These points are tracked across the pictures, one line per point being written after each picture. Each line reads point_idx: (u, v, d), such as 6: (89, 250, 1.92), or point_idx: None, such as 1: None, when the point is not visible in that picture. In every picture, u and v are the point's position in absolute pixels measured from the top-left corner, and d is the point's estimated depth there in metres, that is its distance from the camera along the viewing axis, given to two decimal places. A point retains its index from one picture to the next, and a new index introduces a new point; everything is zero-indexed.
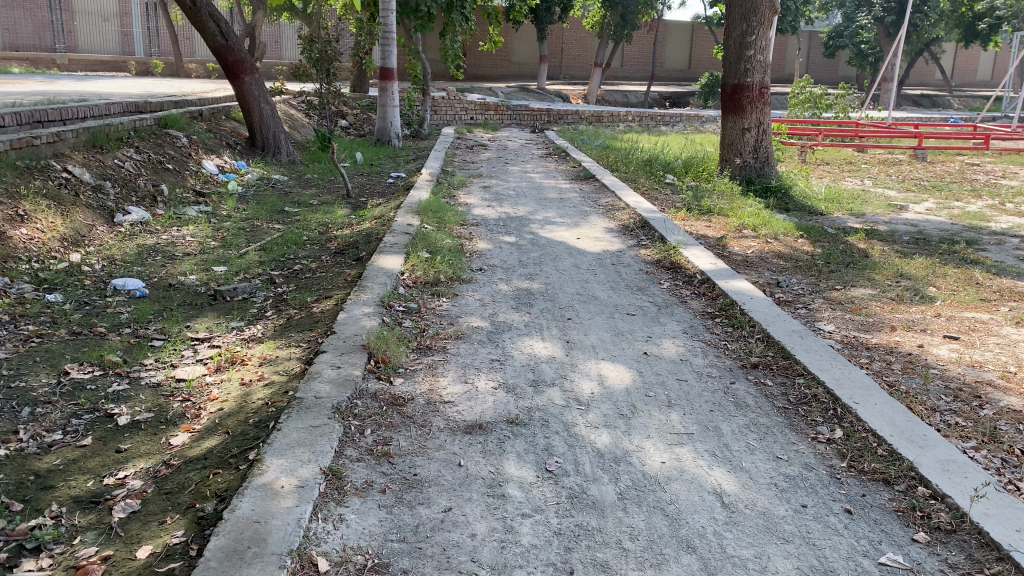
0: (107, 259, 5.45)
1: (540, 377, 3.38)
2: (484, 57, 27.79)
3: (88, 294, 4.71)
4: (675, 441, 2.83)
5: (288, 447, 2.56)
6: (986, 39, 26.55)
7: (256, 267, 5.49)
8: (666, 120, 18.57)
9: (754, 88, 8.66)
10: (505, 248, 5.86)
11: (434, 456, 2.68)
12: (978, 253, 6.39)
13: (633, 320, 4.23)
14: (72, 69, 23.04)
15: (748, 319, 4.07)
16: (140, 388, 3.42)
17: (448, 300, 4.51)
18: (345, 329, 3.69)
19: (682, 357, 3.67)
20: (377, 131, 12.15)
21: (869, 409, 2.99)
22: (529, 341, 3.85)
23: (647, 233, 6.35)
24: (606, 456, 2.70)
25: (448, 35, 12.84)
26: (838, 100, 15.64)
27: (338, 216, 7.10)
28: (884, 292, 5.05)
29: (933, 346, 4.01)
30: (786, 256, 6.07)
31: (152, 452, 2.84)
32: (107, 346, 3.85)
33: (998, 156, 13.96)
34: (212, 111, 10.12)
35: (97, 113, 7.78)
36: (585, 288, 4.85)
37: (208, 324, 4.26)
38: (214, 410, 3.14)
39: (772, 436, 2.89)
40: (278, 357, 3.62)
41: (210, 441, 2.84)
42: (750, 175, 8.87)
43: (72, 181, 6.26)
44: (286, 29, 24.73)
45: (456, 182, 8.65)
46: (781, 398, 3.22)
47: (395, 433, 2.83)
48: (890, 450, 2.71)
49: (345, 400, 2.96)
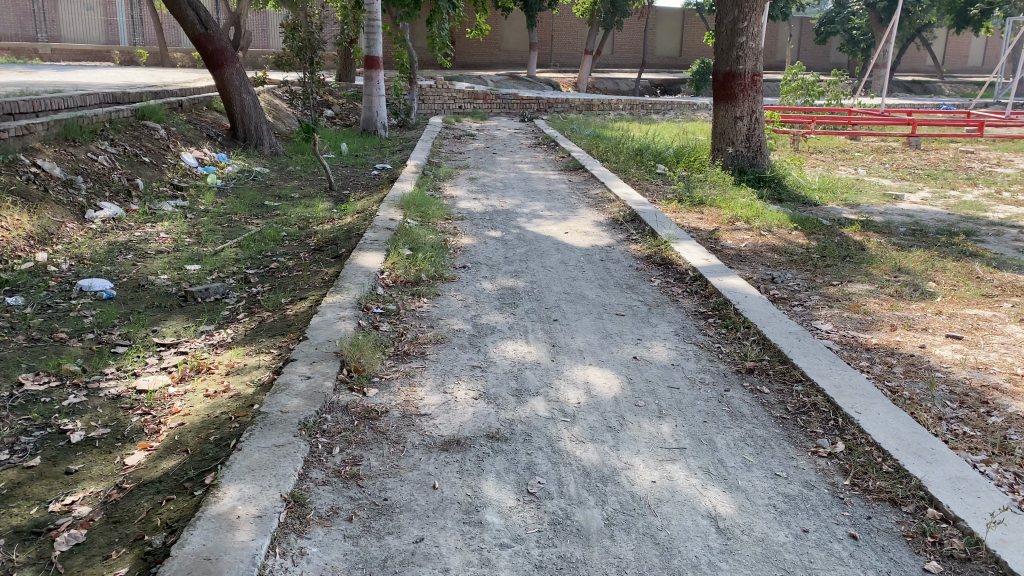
0: (74, 258, 5.22)
1: (523, 386, 3.19)
2: (473, 46, 27.49)
3: (51, 296, 4.48)
4: (667, 457, 2.65)
5: (248, 470, 2.37)
6: (978, 25, 26.38)
7: (230, 266, 5.27)
8: (658, 108, 18.36)
9: (746, 76, 8.44)
10: (490, 243, 5.66)
11: (407, 477, 2.48)
12: (977, 245, 6.22)
13: (622, 321, 4.04)
14: (53, 59, 22.61)
15: (743, 319, 3.88)
16: (98, 400, 3.21)
17: (429, 301, 4.31)
18: (318, 334, 3.49)
19: (674, 362, 3.48)
20: (363, 121, 11.89)
21: (872, 419, 2.81)
22: (512, 345, 3.66)
23: (637, 226, 6.17)
24: (593, 475, 2.51)
25: (435, 22, 12.50)
26: (830, 86, 15.48)
27: (319, 210, 6.87)
28: (883, 288, 4.87)
29: (936, 347, 3.83)
30: (781, 250, 5.89)
31: (105, 473, 2.64)
32: (66, 354, 3.64)
33: (992, 143, 13.84)
34: (192, 102, 9.86)
35: (71, 105, 7.51)
36: (572, 286, 4.65)
37: (176, 328, 4.05)
38: (174, 426, 2.93)
39: (769, 450, 2.71)
40: (246, 366, 3.42)
41: (167, 462, 2.63)
42: (743, 165, 8.69)
43: (42, 175, 6.03)
44: (272, 17, 24.43)
45: (441, 173, 8.43)
46: (778, 407, 3.04)
47: (366, 451, 2.64)
48: (895, 466, 2.53)
49: (313, 415, 2.76)
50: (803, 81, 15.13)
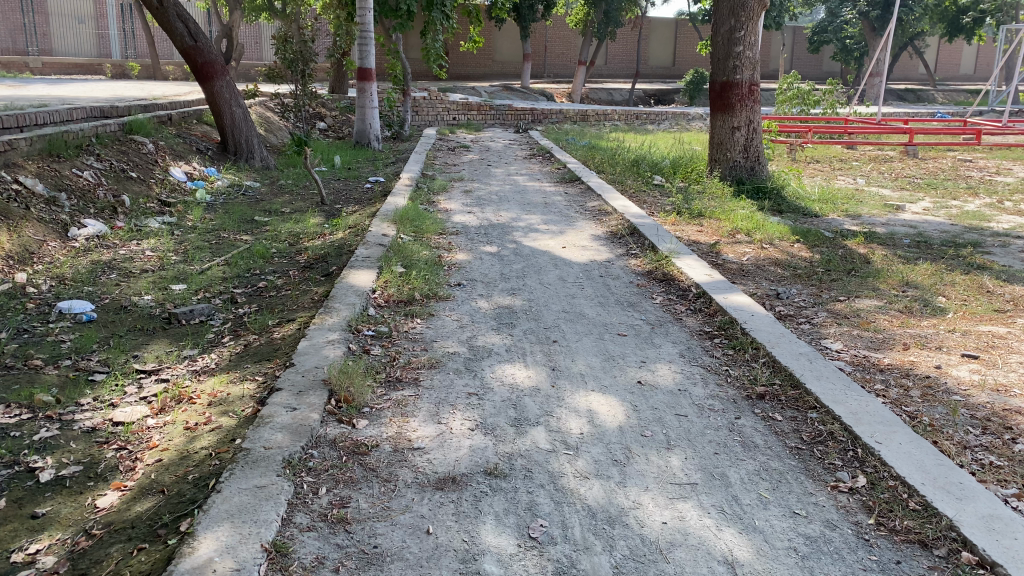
0: (55, 278, 5.02)
1: (522, 415, 3.01)
2: (468, 57, 27.43)
3: (28, 320, 4.28)
4: (678, 495, 2.47)
5: (226, 516, 2.18)
6: (970, 34, 26.44)
7: (217, 285, 5.10)
8: (653, 118, 18.21)
9: (743, 86, 8.31)
10: (486, 259, 5.49)
11: (399, 520, 2.31)
12: (984, 257, 6.07)
13: (624, 342, 3.87)
14: (44, 73, 22.49)
15: (750, 340, 3.71)
16: (71, 433, 3.02)
17: (422, 322, 4.14)
18: (305, 361, 3.31)
19: (680, 387, 3.31)
20: (356, 133, 11.69)
21: (895, 450, 2.64)
22: (510, 369, 3.49)
23: (636, 240, 6.00)
24: (599, 516, 2.34)
25: (430, 34, 12.37)
26: (826, 95, 15.41)
27: (310, 226, 6.68)
28: (891, 303, 4.73)
29: (952, 367, 3.67)
30: (784, 263, 5.74)
31: (74, 518, 2.46)
32: (40, 384, 3.44)
33: (989, 151, 13.76)
34: (182, 115, 9.69)
35: (57, 119, 7.34)
36: (572, 305, 4.48)
37: (157, 353, 3.86)
38: (150, 463, 2.74)
39: (786, 485, 2.54)
40: (229, 395, 3.23)
41: (142, 504, 2.45)
42: (741, 176, 8.55)
43: (23, 192, 5.83)
44: (264, 29, 24.38)
45: (436, 186, 8.27)
46: (793, 436, 2.87)
47: (354, 491, 2.46)
48: (923, 503, 2.36)
49: (299, 450, 2.59)
50: (799, 89, 14.99)
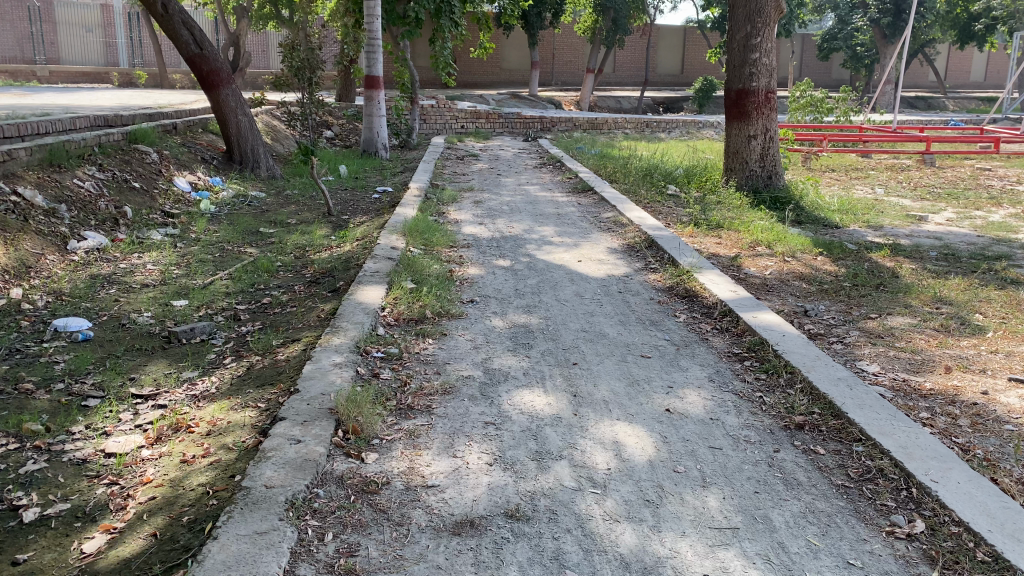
0: (52, 294, 4.82)
1: (544, 447, 2.79)
2: (476, 65, 27.26)
3: (21, 339, 4.09)
4: (718, 541, 2.25)
5: (222, 567, 1.97)
6: (983, 41, 26.10)
7: (220, 301, 4.90)
8: (663, 126, 17.97)
9: (760, 94, 8.08)
10: (499, 274, 5.28)
11: (412, 572, 2.09)
12: (1017, 271, 5.83)
13: (649, 365, 3.65)
14: (52, 81, 22.55)
15: (784, 363, 3.49)
16: (60, 466, 2.82)
17: (434, 342, 3.92)
18: (311, 387, 3.10)
19: (712, 416, 3.08)
20: (364, 142, 11.46)
21: (953, 489, 2.42)
22: (528, 395, 3.27)
23: (654, 253, 5.79)
24: (633, 567, 2.12)
25: (437, 42, 12.10)
26: (840, 103, 15.18)
27: (317, 237, 6.48)
28: (926, 321, 4.50)
29: (999, 393, 3.42)
30: (809, 277, 5.51)
31: (56, 566, 2.25)
32: (29, 411, 3.24)
33: (1008, 160, 13.51)
34: (187, 123, 9.52)
35: (59, 128, 7.17)
36: (591, 324, 4.25)
37: (155, 376, 3.66)
38: (143, 501, 2.53)
39: (836, 529, 2.32)
40: (229, 424, 3.02)
41: (131, 549, 2.24)
42: (757, 185, 8.33)
43: (22, 204, 5.63)
44: (273, 37, 24.31)
45: (446, 197, 8.06)
46: (838, 472, 2.65)
47: (365, 536, 2.25)
48: (993, 554, 2.14)
49: (303, 490, 2.38)
50: (811, 98, 14.69)
